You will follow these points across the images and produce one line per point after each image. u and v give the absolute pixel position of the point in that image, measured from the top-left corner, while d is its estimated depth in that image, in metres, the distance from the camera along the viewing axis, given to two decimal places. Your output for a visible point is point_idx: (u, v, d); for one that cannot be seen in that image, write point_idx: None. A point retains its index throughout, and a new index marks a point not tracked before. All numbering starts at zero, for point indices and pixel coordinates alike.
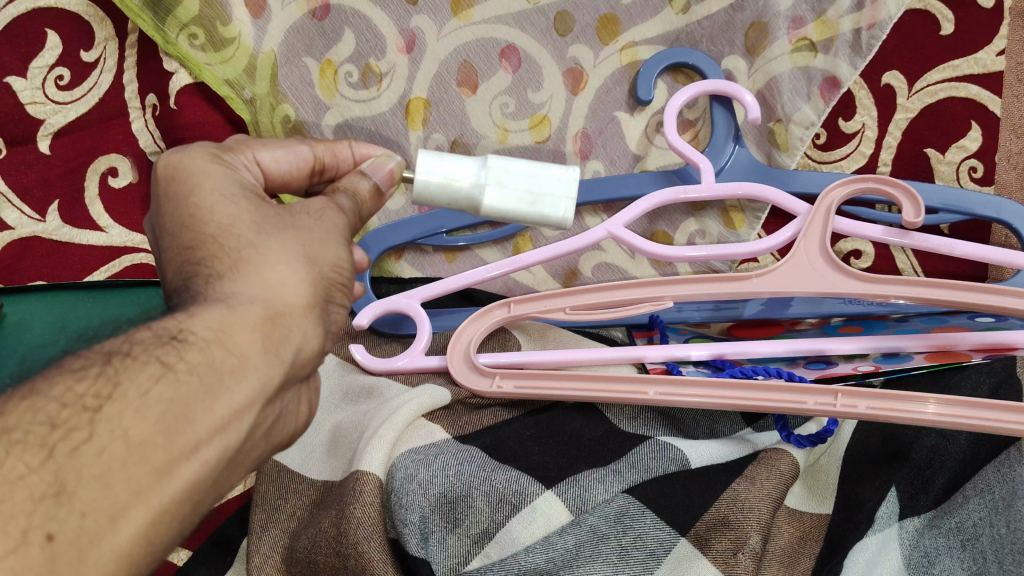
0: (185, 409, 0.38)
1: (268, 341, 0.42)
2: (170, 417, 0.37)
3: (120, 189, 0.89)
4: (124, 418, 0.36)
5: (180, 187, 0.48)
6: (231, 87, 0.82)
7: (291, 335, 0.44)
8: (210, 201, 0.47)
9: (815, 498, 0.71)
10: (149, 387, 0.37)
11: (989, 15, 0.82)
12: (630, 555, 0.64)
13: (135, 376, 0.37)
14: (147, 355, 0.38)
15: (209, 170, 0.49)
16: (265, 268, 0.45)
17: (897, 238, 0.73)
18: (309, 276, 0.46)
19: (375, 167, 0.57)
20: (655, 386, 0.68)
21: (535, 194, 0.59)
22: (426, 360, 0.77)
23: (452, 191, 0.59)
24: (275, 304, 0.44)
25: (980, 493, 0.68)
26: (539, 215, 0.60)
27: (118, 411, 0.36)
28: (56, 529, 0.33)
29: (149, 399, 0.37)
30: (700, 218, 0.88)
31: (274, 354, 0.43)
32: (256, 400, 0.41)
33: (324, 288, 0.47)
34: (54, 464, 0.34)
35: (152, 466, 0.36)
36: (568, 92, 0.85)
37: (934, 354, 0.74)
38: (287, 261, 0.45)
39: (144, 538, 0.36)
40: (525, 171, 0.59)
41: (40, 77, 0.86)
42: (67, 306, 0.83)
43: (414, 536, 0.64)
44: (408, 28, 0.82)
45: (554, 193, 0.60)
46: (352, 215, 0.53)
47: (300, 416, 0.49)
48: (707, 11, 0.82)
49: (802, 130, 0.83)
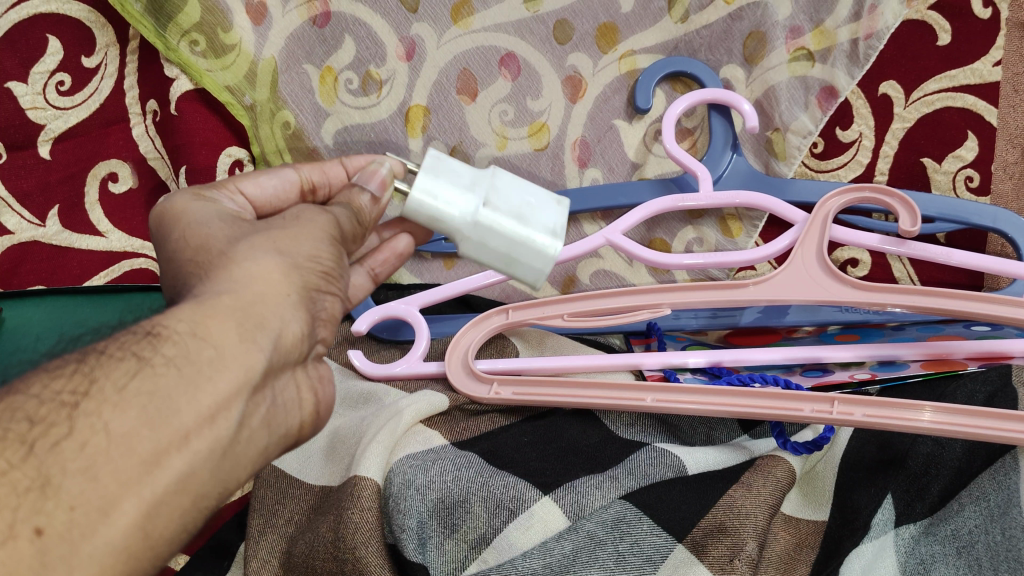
0: (167, 400, 0.37)
1: (246, 330, 0.42)
2: (152, 409, 0.37)
3: (120, 195, 0.90)
4: (104, 413, 0.36)
5: (169, 229, 0.50)
6: (231, 93, 0.83)
7: (272, 322, 0.43)
8: (189, 229, 0.49)
9: (811, 504, 0.72)
10: (125, 382, 0.37)
11: (985, 25, 0.82)
12: (627, 562, 0.63)
13: (111, 372, 0.37)
14: (122, 351, 0.38)
15: (189, 203, 0.51)
16: (249, 265, 0.45)
17: (893, 246, 0.72)
18: (286, 268, 0.46)
19: (367, 176, 0.56)
20: (653, 394, 0.69)
21: (512, 257, 0.57)
22: (425, 366, 0.78)
23: (436, 226, 0.57)
24: (259, 297, 0.44)
25: (975, 501, 0.67)
26: (512, 275, 0.58)
27: (95, 407, 0.36)
28: (44, 522, 0.33)
29: (126, 394, 0.37)
30: (697, 226, 0.89)
31: (254, 342, 0.42)
32: (243, 388, 0.41)
33: (306, 279, 0.47)
34: (35, 460, 0.34)
35: (140, 457, 0.36)
36: (568, 99, 0.86)
37: (929, 363, 0.75)
38: (265, 256, 0.46)
39: (141, 530, 0.36)
40: (511, 232, 0.56)
41: (41, 82, 0.85)
42: (69, 310, 0.86)
43: (411, 541, 0.64)
44: (408, 35, 0.83)
45: (530, 262, 0.57)
46: (348, 220, 0.52)
47: (305, 405, 0.48)
48: (705, 20, 0.83)
49: (799, 138, 0.84)
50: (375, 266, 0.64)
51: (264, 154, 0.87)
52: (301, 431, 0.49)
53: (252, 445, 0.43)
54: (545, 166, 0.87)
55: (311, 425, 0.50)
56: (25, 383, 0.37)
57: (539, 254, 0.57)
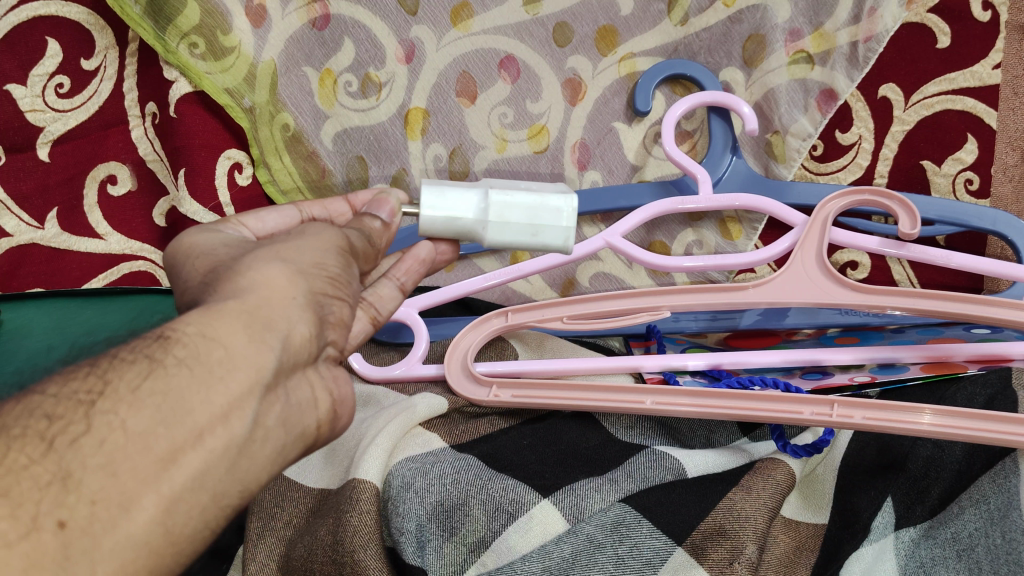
0: (180, 399, 0.37)
1: (255, 331, 0.42)
2: (166, 408, 0.37)
3: (119, 197, 0.90)
4: (120, 411, 0.36)
5: (183, 260, 0.50)
6: (231, 96, 0.83)
7: (279, 323, 0.43)
8: (201, 258, 0.49)
9: (810, 508, 0.71)
10: (139, 383, 0.37)
11: (984, 29, 0.82)
12: (626, 565, 0.62)
13: (124, 373, 0.37)
14: (135, 354, 0.38)
15: (199, 236, 0.52)
16: (256, 271, 0.45)
17: (892, 249, 0.73)
18: (290, 272, 0.46)
19: (377, 206, 0.58)
20: (652, 396, 0.69)
21: (535, 223, 0.58)
22: (425, 369, 0.78)
23: (454, 225, 0.58)
24: (268, 298, 0.44)
25: (976, 504, 0.67)
26: (542, 244, 0.59)
27: (112, 405, 0.36)
28: (67, 516, 0.33)
29: (140, 393, 0.37)
30: (697, 229, 0.89)
31: (264, 342, 0.42)
32: (255, 388, 0.41)
33: (313, 283, 0.46)
34: (56, 455, 0.34)
35: (156, 455, 0.36)
36: (567, 102, 0.86)
37: (928, 366, 0.75)
38: (270, 265, 0.46)
39: (161, 526, 0.36)
40: (523, 200, 0.58)
41: (40, 84, 0.85)
42: (71, 312, 0.86)
43: (410, 544, 0.64)
44: (407, 38, 0.83)
45: (554, 220, 0.58)
46: (359, 239, 0.53)
47: (321, 405, 0.47)
48: (705, 23, 0.83)
49: (798, 142, 0.84)
50: (400, 277, 0.60)
51: (264, 156, 0.86)
52: (318, 433, 0.48)
53: (271, 443, 0.42)
54: (544, 168, 0.87)
55: (328, 425, 0.49)
56: (37, 387, 0.37)
57: (559, 210, 0.58)
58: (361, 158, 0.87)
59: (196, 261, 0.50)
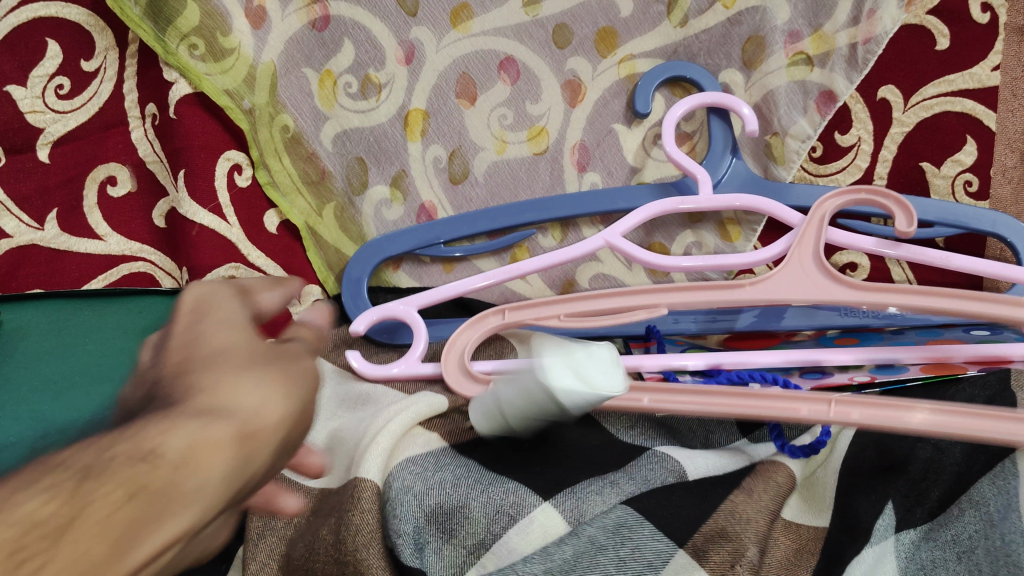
0: (155, 526, 0.31)
1: (248, 449, 0.36)
2: (139, 534, 0.31)
3: (119, 198, 0.90)
4: (85, 535, 0.29)
5: (204, 317, 0.46)
6: (231, 97, 0.82)
7: (268, 445, 0.38)
8: (219, 330, 0.44)
9: (811, 510, 0.72)
10: (119, 505, 0.31)
11: (984, 31, 0.82)
12: (628, 566, 0.61)
13: (105, 491, 0.31)
14: (126, 468, 0.32)
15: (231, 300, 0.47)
16: (265, 378, 0.40)
17: (889, 249, 0.73)
18: (294, 392, 0.41)
19: None
20: (650, 395, 0.69)
21: (577, 373, 0.60)
22: (424, 366, 0.79)
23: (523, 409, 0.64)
24: (267, 420, 0.38)
25: (975, 506, 0.66)
26: (595, 388, 0.59)
27: (85, 528, 0.29)
28: None
29: (114, 517, 0.30)
30: (696, 230, 0.89)
31: (253, 465, 0.37)
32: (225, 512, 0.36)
33: (306, 411, 0.42)
34: None
35: None
36: (567, 104, 0.86)
37: (929, 366, 0.76)
38: (276, 377, 0.41)
39: None
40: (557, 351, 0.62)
41: (41, 85, 0.85)
42: (68, 314, 0.86)
43: (408, 545, 0.63)
44: (407, 40, 0.83)
45: (590, 362, 0.60)
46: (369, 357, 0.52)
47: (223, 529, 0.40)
48: (705, 25, 0.83)
49: (797, 143, 0.84)
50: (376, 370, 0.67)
51: (264, 157, 0.86)
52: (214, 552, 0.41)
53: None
54: (543, 169, 0.87)
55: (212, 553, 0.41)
56: None
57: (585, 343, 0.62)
58: (360, 159, 0.87)
59: (211, 328, 0.44)
